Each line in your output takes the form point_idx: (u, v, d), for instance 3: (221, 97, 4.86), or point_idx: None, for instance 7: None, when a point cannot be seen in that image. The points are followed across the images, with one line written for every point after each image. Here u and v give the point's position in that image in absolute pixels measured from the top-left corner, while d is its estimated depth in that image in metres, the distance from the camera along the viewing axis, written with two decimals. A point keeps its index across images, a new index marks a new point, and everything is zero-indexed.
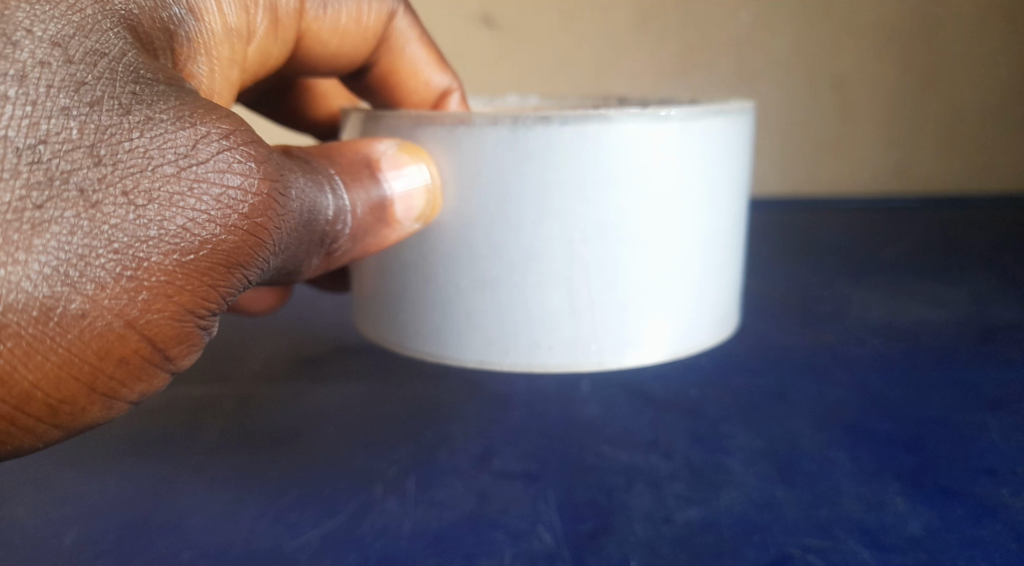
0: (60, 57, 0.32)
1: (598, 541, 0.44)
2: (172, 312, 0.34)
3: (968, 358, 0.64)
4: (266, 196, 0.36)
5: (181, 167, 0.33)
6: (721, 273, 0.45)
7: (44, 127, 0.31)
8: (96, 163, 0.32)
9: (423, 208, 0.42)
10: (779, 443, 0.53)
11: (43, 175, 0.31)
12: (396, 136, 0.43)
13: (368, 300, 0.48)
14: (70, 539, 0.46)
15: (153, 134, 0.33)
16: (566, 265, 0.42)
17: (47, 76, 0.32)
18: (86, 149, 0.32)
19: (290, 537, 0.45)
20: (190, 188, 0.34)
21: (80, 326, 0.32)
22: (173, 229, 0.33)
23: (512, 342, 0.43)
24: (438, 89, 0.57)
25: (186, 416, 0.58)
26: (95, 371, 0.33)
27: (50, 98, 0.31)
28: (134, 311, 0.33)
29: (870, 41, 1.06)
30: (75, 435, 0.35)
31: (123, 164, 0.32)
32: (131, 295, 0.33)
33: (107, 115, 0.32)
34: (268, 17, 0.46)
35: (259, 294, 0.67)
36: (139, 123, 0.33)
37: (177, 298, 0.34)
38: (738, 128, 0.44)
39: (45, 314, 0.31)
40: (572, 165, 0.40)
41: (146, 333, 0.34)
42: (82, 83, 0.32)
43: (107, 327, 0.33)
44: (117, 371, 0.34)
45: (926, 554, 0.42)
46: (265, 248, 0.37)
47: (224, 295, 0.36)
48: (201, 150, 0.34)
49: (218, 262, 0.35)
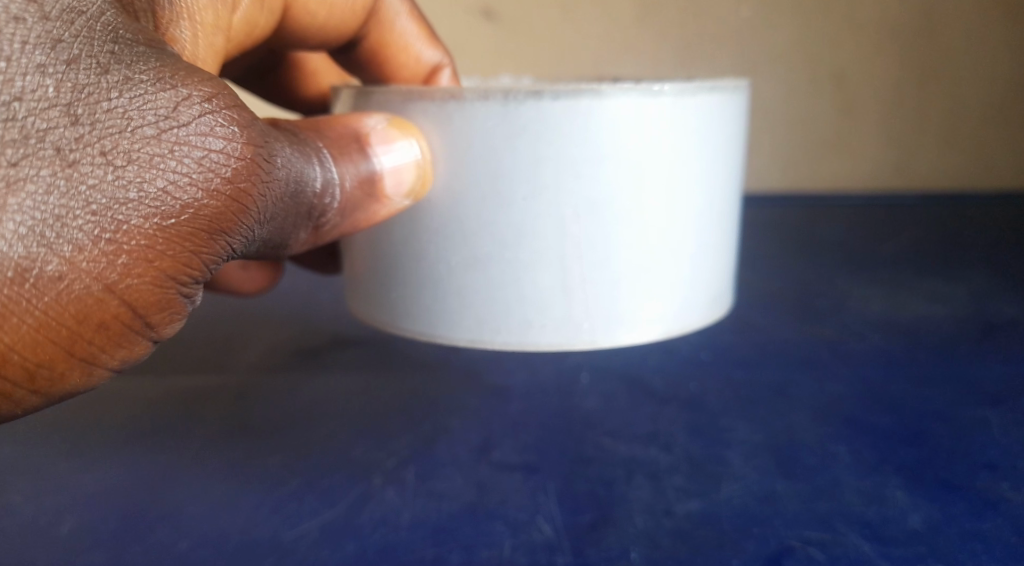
0: (36, 13, 0.32)
1: (598, 532, 0.44)
2: (152, 277, 0.34)
3: (968, 353, 0.64)
4: (250, 161, 0.36)
5: (161, 129, 0.33)
6: (716, 253, 0.45)
7: (19, 85, 0.31)
8: (73, 123, 0.32)
9: (412, 183, 0.42)
10: (779, 436, 0.53)
11: (19, 133, 0.31)
12: (385, 110, 0.43)
13: (359, 279, 0.47)
14: (68, 528, 0.46)
15: (132, 95, 0.33)
16: (559, 242, 0.41)
17: (22, 33, 0.31)
18: (63, 108, 0.32)
19: (288, 527, 0.45)
20: (171, 150, 0.34)
21: (57, 288, 0.32)
22: (153, 192, 0.33)
23: (503, 321, 0.43)
24: (429, 65, 0.58)
25: (183, 406, 0.58)
26: (74, 335, 0.33)
27: (25, 54, 0.31)
28: (113, 275, 0.33)
29: (871, 36, 1.05)
30: (56, 401, 0.35)
31: (101, 124, 0.32)
32: (110, 259, 0.33)
33: (85, 74, 0.32)
34: None
35: (250, 274, 0.67)
36: (118, 83, 0.33)
37: (158, 264, 0.34)
38: (732, 105, 0.43)
39: (21, 275, 0.31)
40: (564, 140, 0.40)
41: (126, 298, 0.34)
42: (59, 41, 0.32)
43: (86, 290, 0.33)
44: (97, 337, 0.34)
45: (926, 548, 0.43)
46: (248, 215, 0.37)
47: (208, 262, 0.36)
48: (182, 112, 0.34)
49: (200, 227, 0.35)
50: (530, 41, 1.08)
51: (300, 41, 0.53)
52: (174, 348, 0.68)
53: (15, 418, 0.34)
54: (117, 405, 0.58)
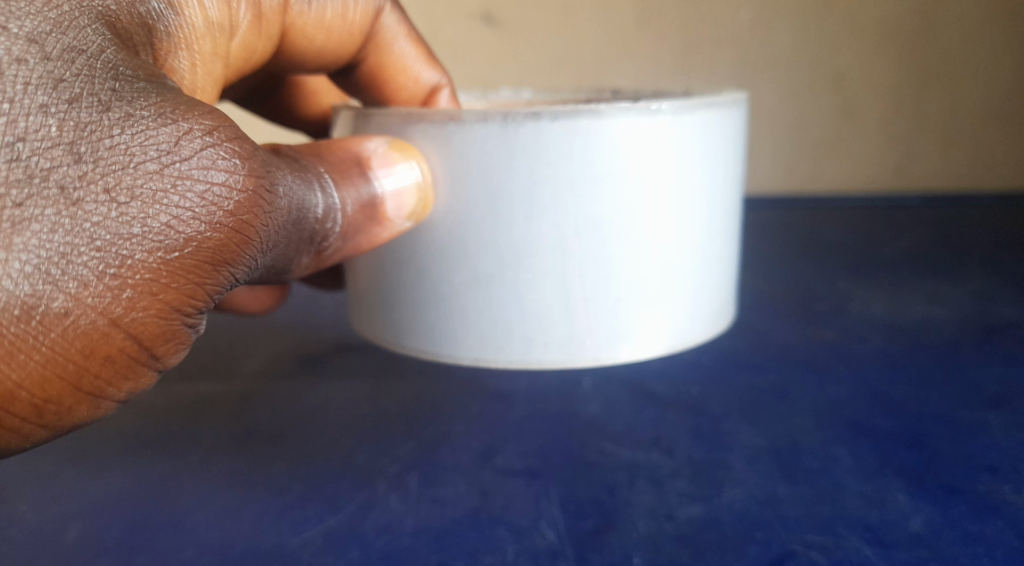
0: (38, 53, 0.32)
1: (601, 537, 0.44)
2: (157, 310, 0.34)
3: (970, 356, 0.64)
4: (252, 192, 0.36)
5: (163, 164, 0.33)
6: (718, 267, 0.45)
7: (22, 125, 0.31)
8: (77, 161, 0.32)
9: (414, 206, 0.42)
10: (782, 440, 0.53)
11: (23, 173, 0.31)
12: (386, 133, 0.43)
13: (362, 296, 0.48)
14: (73, 536, 0.46)
15: (134, 131, 0.33)
16: (560, 260, 0.41)
17: (24, 74, 0.31)
18: (66, 146, 0.31)
19: (292, 534, 0.45)
20: (174, 185, 0.33)
21: (63, 325, 0.32)
22: (156, 227, 0.33)
23: (507, 338, 0.43)
24: (427, 86, 0.58)
25: (188, 414, 0.58)
26: (81, 370, 0.33)
27: (27, 95, 0.31)
28: (118, 309, 0.33)
29: (872, 40, 1.05)
30: (65, 435, 0.35)
31: (104, 161, 0.32)
32: (115, 293, 0.33)
33: (87, 111, 0.32)
34: (251, 12, 0.46)
35: (257, 294, 0.67)
36: (119, 120, 0.33)
37: (163, 296, 0.34)
38: (731, 120, 0.43)
39: (27, 313, 0.31)
40: (563, 161, 0.40)
41: (131, 332, 0.34)
42: (60, 80, 0.32)
43: (91, 326, 0.32)
44: (104, 370, 0.34)
45: (928, 551, 0.42)
46: (252, 246, 0.37)
47: (212, 294, 0.36)
48: (183, 146, 0.34)
49: (203, 260, 0.35)
50: (530, 44, 1.09)
51: (297, 66, 0.53)
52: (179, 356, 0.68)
53: (22, 452, 0.34)
54: (122, 414, 0.58)
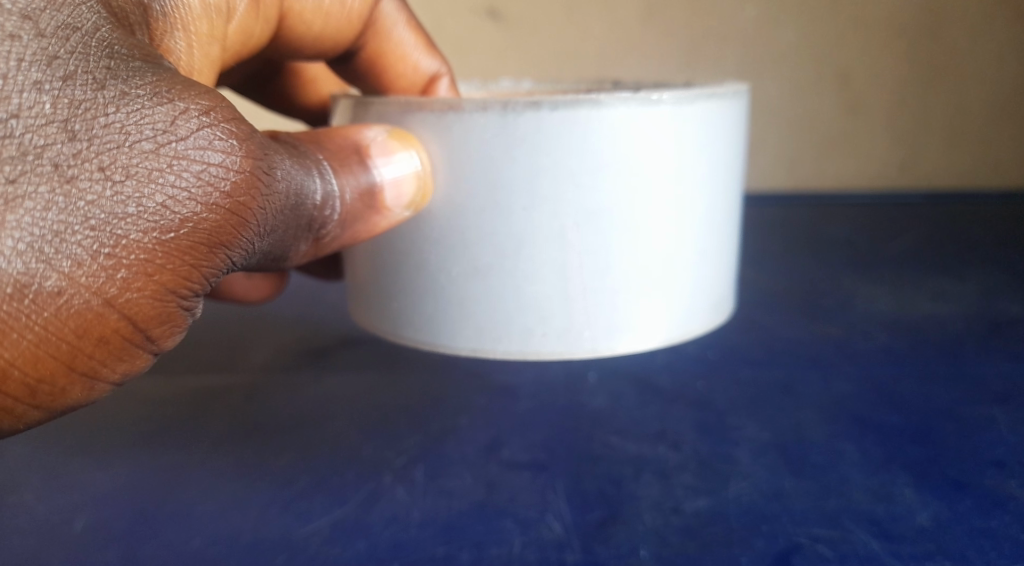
0: (32, 30, 0.32)
1: (608, 530, 0.44)
2: (152, 290, 0.34)
3: (975, 351, 0.64)
4: (249, 174, 0.36)
5: (159, 143, 0.33)
6: (718, 260, 0.45)
7: (15, 102, 0.31)
8: (71, 139, 0.31)
9: (412, 195, 0.42)
10: (788, 434, 0.53)
11: (16, 150, 0.31)
12: (385, 122, 0.43)
13: (362, 287, 0.48)
14: (80, 525, 0.46)
15: (129, 109, 0.33)
16: (560, 251, 0.41)
17: (18, 50, 0.31)
18: (60, 124, 0.31)
19: (299, 525, 0.45)
20: (170, 165, 0.33)
21: (56, 304, 0.32)
22: (152, 207, 0.33)
23: (505, 329, 0.43)
24: (427, 74, 0.58)
25: (193, 405, 0.58)
26: (74, 351, 0.33)
27: (21, 72, 0.31)
28: (112, 289, 0.33)
29: (874, 34, 1.05)
30: (57, 416, 0.35)
31: (99, 139, 0.32)
32: (109, 273, 0.32)
33: (81, 89, 0.32)
34: None
35: (255, 283, 0.67)
36: (115, 98, 0.32)
37: (158, 277, 0.34)
38: (732, 109, 0.43)
39: (20, 291, 0.31)
40: (563, 151, 0.40)
41: (125, 312, 0.34)
42: (55, 58, 0.32)
43: (85, 305, 0.32)
44: (97, 351, 0.33)
45: (935, 545, 0.42)
46: (248, 228, 0.37)
47: (207, 276, 0.36)
48: (180, 126, 0.34)
49: (199, 241, 0.35)
50: (531, 39, 1.09)
51: (296, 52, 0.53)
52: (182, 349, 0.68)
53: (16, 434, 0.34)
54: (126, 407, 0.58)
